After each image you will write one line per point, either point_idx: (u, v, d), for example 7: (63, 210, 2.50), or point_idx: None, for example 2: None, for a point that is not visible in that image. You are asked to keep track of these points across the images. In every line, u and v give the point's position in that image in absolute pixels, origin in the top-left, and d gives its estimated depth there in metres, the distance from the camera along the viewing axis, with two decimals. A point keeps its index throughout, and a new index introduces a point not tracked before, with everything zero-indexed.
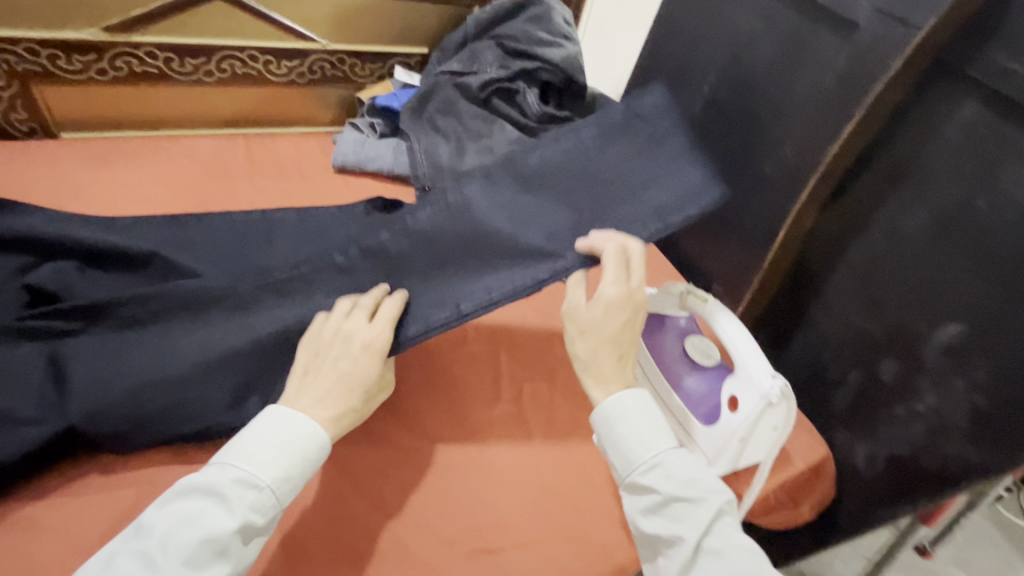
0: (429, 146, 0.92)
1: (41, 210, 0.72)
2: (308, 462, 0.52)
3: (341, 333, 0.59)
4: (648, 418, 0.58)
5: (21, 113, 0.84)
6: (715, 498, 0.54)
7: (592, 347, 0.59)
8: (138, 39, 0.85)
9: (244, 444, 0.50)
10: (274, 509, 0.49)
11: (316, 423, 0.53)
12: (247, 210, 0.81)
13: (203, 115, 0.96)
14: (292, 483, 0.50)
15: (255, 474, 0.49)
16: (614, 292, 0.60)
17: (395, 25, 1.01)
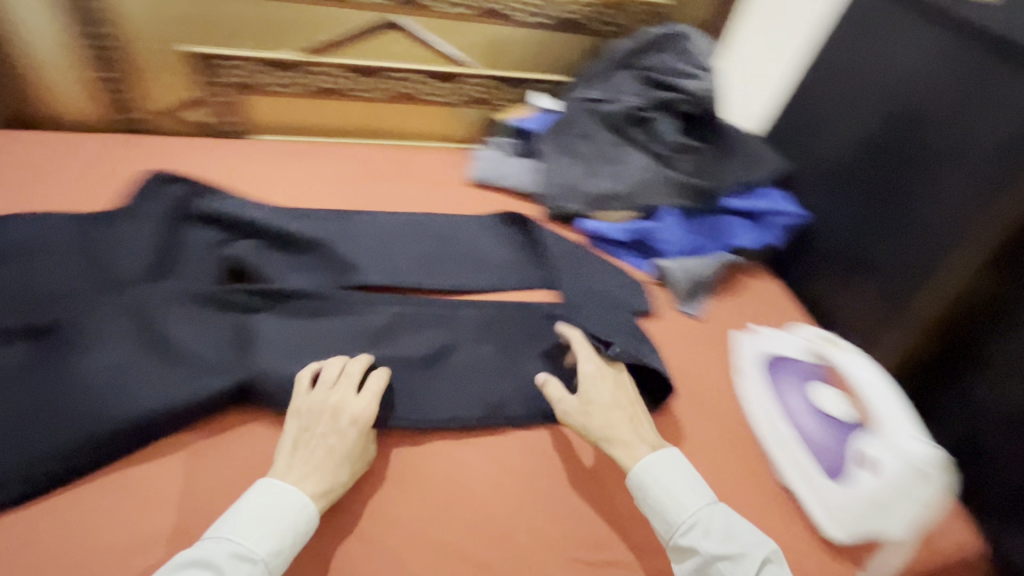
0: (561, 170, 0.97)
1: (239, 197, 0.86)
2: (300, 534, 0.54)
3: (330, 410, 0.61)
4: (677, 482, 0.61)
5: (231, 117, 1.02)
6: (759, 549, 0.57)
7: (599, 414, 0.65)
8: (326, 60, 0.98)
9: (240, 517, 0.53)
10: None
11: (307, 492, 0.56)
12: (397, 214, 0.92)
13: (365, 128, 1.08)
14: (286, 556, 0.53)
15: (250, 547, 0.51)
16: (592, 366, 0.69)
17: (543, 54, 1.07)
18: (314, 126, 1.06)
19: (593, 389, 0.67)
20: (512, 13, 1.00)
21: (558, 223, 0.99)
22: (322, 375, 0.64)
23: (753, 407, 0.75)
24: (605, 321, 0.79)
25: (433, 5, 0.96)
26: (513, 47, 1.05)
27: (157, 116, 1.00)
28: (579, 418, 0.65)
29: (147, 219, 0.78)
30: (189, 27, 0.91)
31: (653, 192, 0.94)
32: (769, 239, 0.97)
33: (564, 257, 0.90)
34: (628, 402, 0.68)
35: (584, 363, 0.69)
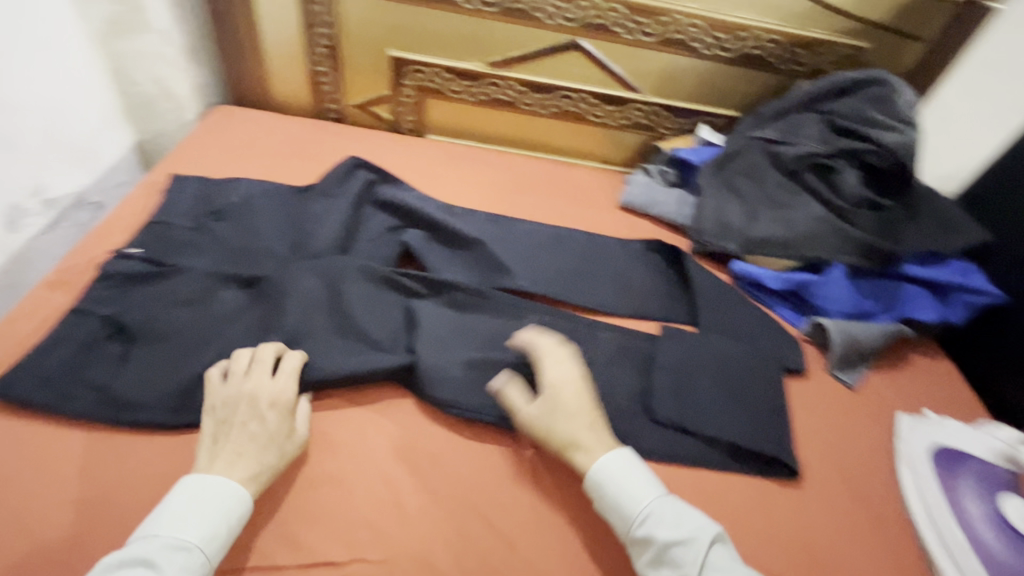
0: (721, 207, 0.94)
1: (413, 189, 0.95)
2: (235, 518, 0.54)
3: (244, 403, 0.61)
4: (623, 476, 0.61)
5: (411, 116, 1.13)
6: (705, 531, 0.57)
7: (562, 421, 0.64)
8: (507, 74, 1.04)
9: (165, 514, 0.53)
10: (205, 569, 0.51)
11: (234, 473, 0.56)
12: (546, 227, 0.96)
13: (527, 139, 1.14)
14: (224, 541, 0.53)
15: (181, 536, 0.51)
16: (563, 372, 0.67)
17: (717, 88, 1.05)
18: (482, 132, 1.14)
19: (560, 394, 0.66)
20: (697, 45, 0.99)
21: (705, 259, 0.96)
22: (232, 368, 0.64)
23: (919, 507, 0.69)
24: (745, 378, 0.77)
25: (619, 31, 0.97)
26: (689, 78, 1.04)
27: (351, 108, 1.13)
28: (541, 423, 0.64)
29: (340, 198, 0.89)
30: (395, 34, 1.01)
31: (823, 245, 0.88)
32: (953, 317, 0.87)
33: (712, 296, 0.87)
34: (593, 406, 0.66)
35: (553, 369, 0.68)
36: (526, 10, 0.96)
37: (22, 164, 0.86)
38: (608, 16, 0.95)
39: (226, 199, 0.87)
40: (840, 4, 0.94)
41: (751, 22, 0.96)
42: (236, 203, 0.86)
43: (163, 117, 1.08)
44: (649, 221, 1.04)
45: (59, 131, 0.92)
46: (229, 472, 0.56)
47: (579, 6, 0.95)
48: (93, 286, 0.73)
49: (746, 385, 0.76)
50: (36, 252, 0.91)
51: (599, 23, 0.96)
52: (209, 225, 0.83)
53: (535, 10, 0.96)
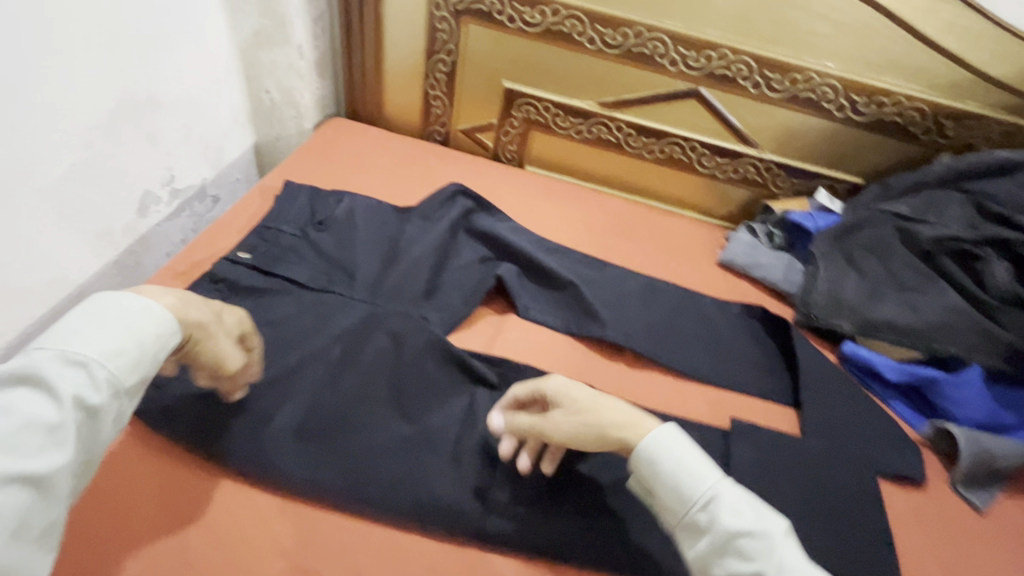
0: (837, 282, 0.86)
1: (509, 220, 0.95)
2: (144, 341, 0.51)
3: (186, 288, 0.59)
4: (682, 455, 0.55)
5: (514, 147, 1.13)
6: (774, 521, 0.52)
7: (590, 410, 0.59)
8: (617, 115, 1.02)
9: (61, 330, 0.49)
10: (110, 385, 0.48)
11: (154, 300, 0.53)
12: (640, 276, 0.92)
13: (627, 182, 1.12)
14: (138, 363, 0.50)
15: (76, 351, 0.48)
16: (558, 377, 0.63)
17: (844, 151, 0.98)
18: (583, 170, 1.12)
19: (566, 395, 0.61)
20: (829, 106, 0.93)
21: (812, 335, 0.89)
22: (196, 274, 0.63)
23: None
24: (853, 481, 0.70)
25: (745, 84, 0.93)
26: (813, 139, 0.97)
27: (457, 133, 1.15)
28: (571, 424, 0.59)
29: (439, 224, 0.90)
30: (511, 66, 1.02)
31: (958, 341, 0.78)
32: None
33: (818, 378, 0.80)
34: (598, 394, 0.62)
35: (551, 380, 0.63)
36: (649, 54, 0.94)
37: (160, 155, 0.93)
38: (735, 67, 0.92)
39: (331, 210, 0.89)
40: (1003, 76, 0.86)
41: (894, 87, 0.89)
42: (340, 215, 0.88)
43: (280, 121, 1.14)
44: (748, 283, 0.98)
45: (196, 128, 1.00)
46: (152, 304, 0.53)
47: (705, 55, 0.92)
48: (205, 280, 0.76)
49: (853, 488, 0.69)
50: (157, 237, 0.97)
51: (724, 74, 0.93)
52: (313, 234, 0.85)
53: (658, 56, 0.94)
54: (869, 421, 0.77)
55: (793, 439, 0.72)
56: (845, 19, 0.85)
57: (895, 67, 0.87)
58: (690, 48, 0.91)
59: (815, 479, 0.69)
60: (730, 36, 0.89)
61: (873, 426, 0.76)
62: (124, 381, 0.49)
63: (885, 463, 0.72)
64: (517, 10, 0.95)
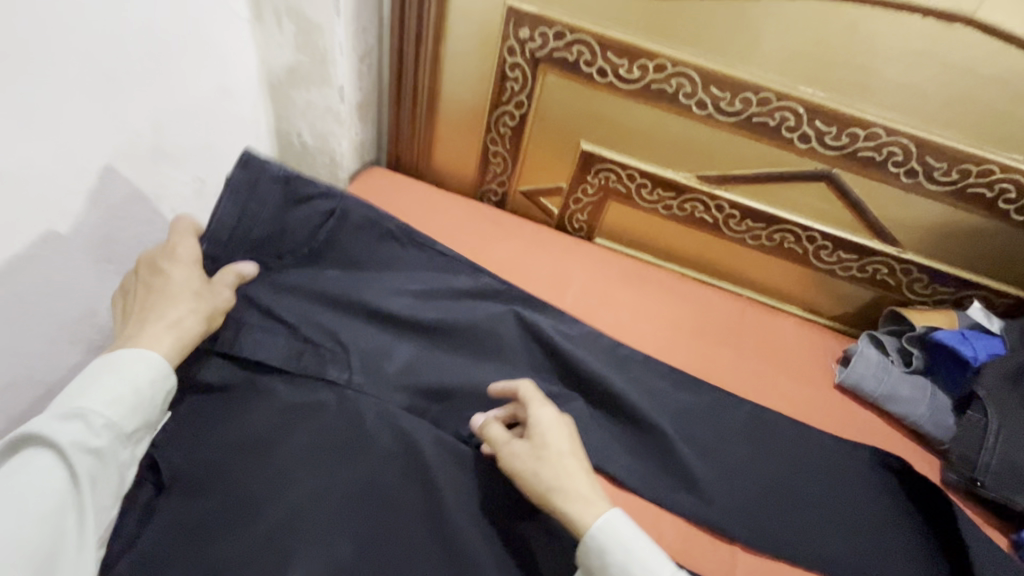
0: (1018, 444, 0.67)
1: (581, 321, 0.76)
2: (138, 388, 0.54)
3: (139, 273, 0.62)
4: (630, 544, 0.52)
5: (584, 216, 0.94)
6: None
7: (552, 463, 0.57)
8: (720, 192, 0.83)
9: (71, 386, 0.54)
10: (109, 432, 0.53)
11: (149, 352, 0.56)
12: (744, 403, 0.73)
13: (719, 267, 0.92)
14: (131, 406, 0.54)
15: (79, 404, 0.52)
16: (548, 410, 0.61)
17: (1010, 260, 0.78)
18: (667, 248, 0.93)
19: (544, 435, 0.59)
20: (1004, 207, 0.73)
21: (960, 496, 0.72)
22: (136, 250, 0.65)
23: None
24: None
25: (895, 170, 0.74)
26: (970, 241, 0.77)
27: (516, 194, 0.96)
28: (527, 464, 0.57)
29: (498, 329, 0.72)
30: (593, 125, 0.84)
31: None
32: None
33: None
34: (573, 447, 0.59)
35: (539, 408, 0.61)
36: (775, 125, 0.74)
37: (145, 212, 0.73)
38: (886, 151, 0.72)
39: (355, 296, 0.71)
40: None
41: None
42: (361, 303, 0.71)
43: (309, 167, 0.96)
44: (874, 416, 0.79)
45: (211, 180, 0.83)
46: (144, 341, 0.56)
47: (848, 133, 0.72)
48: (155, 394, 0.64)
49: None
50: None
51: (869, 157, 0.74)
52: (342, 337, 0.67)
53: (786, 129, 0.74)
54: None
55: None
56: None
57: None
58: (831, 124, 0.72)
59: None
60: (888, 113, 0.70)
61: None
62: (122, 426, 0.53)
63: None
64: (610, 62, 0.77)
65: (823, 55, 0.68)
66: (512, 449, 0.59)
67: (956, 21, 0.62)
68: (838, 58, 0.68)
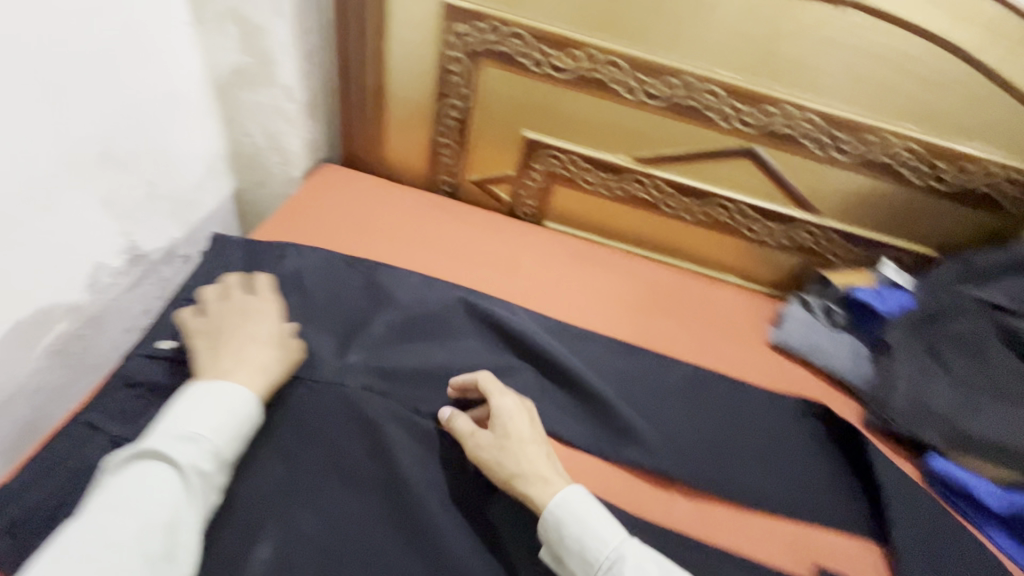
0: (921, 383, 0.74)
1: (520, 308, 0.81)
2: (240, 418, 0.59)
3: (227, 314, 0.68)
4: (585, 516, 0.58)
5: (533, 201, 0.99)
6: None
7: (515, 450, 0.62)
8: (655, 172, 0.89)
9: (175, 413, 0.58)
10: (215, 458, 0.57)
11: (245, 385, 0.61)
12: (682, 365, 0.79)
13: (661, 243, 0.98)
14: (232, 434, 0.58)
15: (193, 429, 0.56)
16: (509, 398, 0.65)
17: (914, 220, 0.86)
18: (612, 227, 0.98)
19: (506, 423, 0.63)
20: (904, 172, 0.80)
21: (880, 437, 0.77)
22: (213, 296, 0.70)
23: None
24: None
25: (807, 143, 0.80)
26: (879, 204, 0.85)
27: (467, 183, 1.00)
28: (492, 452, 0.62)
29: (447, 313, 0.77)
30: (533, 113, 0.88)
31: None
32: None
33: (907, 511, 0.67)
34: (533, 431, 0.64)
35: (501, 399, 0.65)
36: (698, 107, 0.80)
37: (95, 223, 0.74)
38: (798, 126, 0.79)
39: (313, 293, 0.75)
40: None
41: (981, 153, 0.77)
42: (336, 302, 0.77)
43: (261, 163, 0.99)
44: (804, 370, 0.86)
45: (164, 183, 0.84)
46: (242, 379, 0.62)
47: (763, 111, 0.79)
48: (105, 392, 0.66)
49: None
50: (115, 313, 0.82)
51: (783, 133, 0.80)
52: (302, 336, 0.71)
53: (708, 109, 0.80)
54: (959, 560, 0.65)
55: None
56: (936, 76, 0.72)
57: (986, 130, 0.75)
58: (747, 102, 0.78)
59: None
60: (796, 91, 0.77)
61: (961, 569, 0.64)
62: (225, 453, 0.58)
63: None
64: (545, 53, 0.81)
65: (735, 40, 0.74)
66: (481, 441, 0.63)
67: (844, 4, 0.69)
68: (748, 41, 0.74)
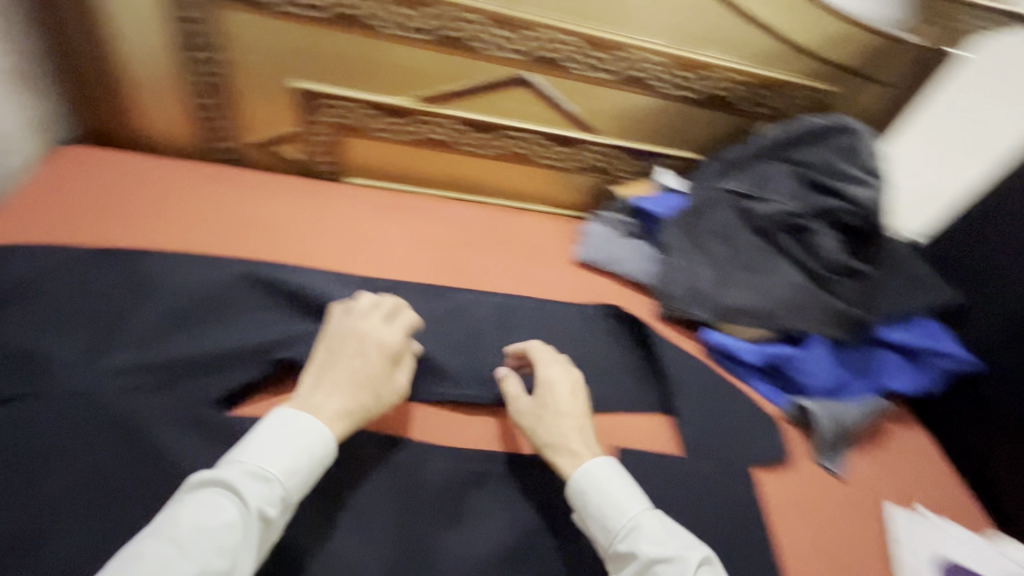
0: (690, 270, 0.85)
1: (312, 271, 0.76)
2: (316, 460, 0.54)
3: (354, 334, 0.64)
4: (613, 486, 0.60)
5: (328, 157, 0.93)
6: (696, 551, 0.56)
7: (549, 420, 0.64)
8: (440, 110, 0.88)
9: (249, 442, 0.53)
10: (282, 504, 0.51)
11: (321, 422, 0.56)
12: (491, 296, 0.82)
13: (467, 182, 0.99)
14: (300, 477, 0.53)
15: (265, 467, 0.52)
16: (556, 370, 0.68)
17: (676, 128, 0.95)
18: (416, 174, 0.97)
19: (550, 392, 0.66)
20: (658, 84, 0.88)
21: (673, 324, 0.88)
22: (352, 309, 0.66)
23: None
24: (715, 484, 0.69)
25: (571, 66, 0.84)
26: (648, 118, 0.93)
27: (251, 148, 0.91)
28: (531, 418, 0.65)
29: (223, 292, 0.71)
30: (300, 61, 0.82)
31: (805, 318, 0.80)
32: (925, 383, 0.82)
33: (686, 379, 0.77)
34: (575, 404, 0.66)
35: (547, 368, 0.68)
36: (463, 38, 0.80)
37: None
38: (559, 49, 0.82)
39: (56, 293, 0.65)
40: (806, 43, 0.86)
41: (717, 60, 0.86)
42: (86, 301, 0.67)
43: None
44: (608, 279, 0.93)
45: None
46: (325, 418, 0.57)
47: (523, 36, 0.81)
48: None
49: (713, 489, 0.69)
50: None
51: (547, 57, 0.83)
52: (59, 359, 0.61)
53: (471, 38, 0.80)
54: (727, 408, 0.77)
55: (653, 456, 0.70)
56: None
57: (717, 39, 0.84)
58: (510, 30, 0.80)
59: (674, 491, 0.68)
60: (547, 13, 0.79)
61: (729, 412, 0.76)
62: (292, 498, 0.52)
63: (741, 448, 0.74)
64: None
65: None
66: (524, 407, 0.65)
67: None
68: None
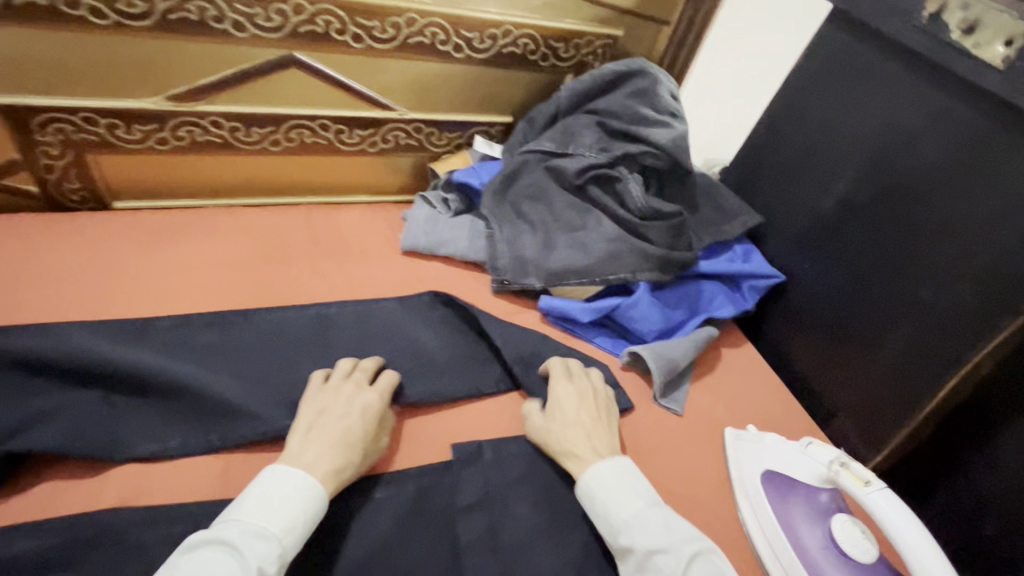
0: (513, 239, 0.83)
1: (59, 327, 0.63)
2: (311, 516, 0.51)
3: (343, 395, 0.62)
4: (617, 484, 0.59)
5: (75, 183, 0.77)
6: (694, 543, 0.55)
7: (556, 430, 0.65)
8: (203, 108, 0.76)
9: (246, 499, 0.51)
10: (280, 564, 0.48)
11: (318, 482, 0.53)
12: (303, 309, 0.74)
13: (266, 184, 0.87)
14: (293, 534, 0.50)
15: (264, 525, 0.49)
16: (565, 384, 0.69)
17: (480, 93, 0.91)
18: (198, 186, 0.84)
19: (558, 406, 0.67)
20: (446, 48, 0.83)
21: (510, 296, 0.85)
22: (336, 371, 0.65)
23: (743, 501, 0.68)
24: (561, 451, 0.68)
25: (344, 38, 0.76)
26: (446, 86, 0.87)
27: None
28: (541, 433, 0.65)
29: None
30: None
31: (623, 265, 0.80)
32: (746, 306, 0.87)
33: (524, 352, 0.75)
34: (586, 412, 0.66)
35: (556, 384, 0.69)
36: (198, 19, 0.69)
37: None
38: (322, 21, 0.74)
39: None
40: None
41: (500, 16, 0.82)
42: None
43: None
44: (439, 263, 0.87)
45: None
46: (319, 475, 0.54)
47: (276, 11, 0.71)
48: None
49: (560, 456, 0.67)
50: None
51: (311, 31, 0.74)
52: None
53: (212, 18, 0.69)
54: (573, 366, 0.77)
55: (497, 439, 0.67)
56: None
57: None
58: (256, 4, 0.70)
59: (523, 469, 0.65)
60: None
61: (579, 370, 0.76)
62: (287, 558, 0.49)
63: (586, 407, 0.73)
64: None
65: None
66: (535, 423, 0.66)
67: None
68: None
